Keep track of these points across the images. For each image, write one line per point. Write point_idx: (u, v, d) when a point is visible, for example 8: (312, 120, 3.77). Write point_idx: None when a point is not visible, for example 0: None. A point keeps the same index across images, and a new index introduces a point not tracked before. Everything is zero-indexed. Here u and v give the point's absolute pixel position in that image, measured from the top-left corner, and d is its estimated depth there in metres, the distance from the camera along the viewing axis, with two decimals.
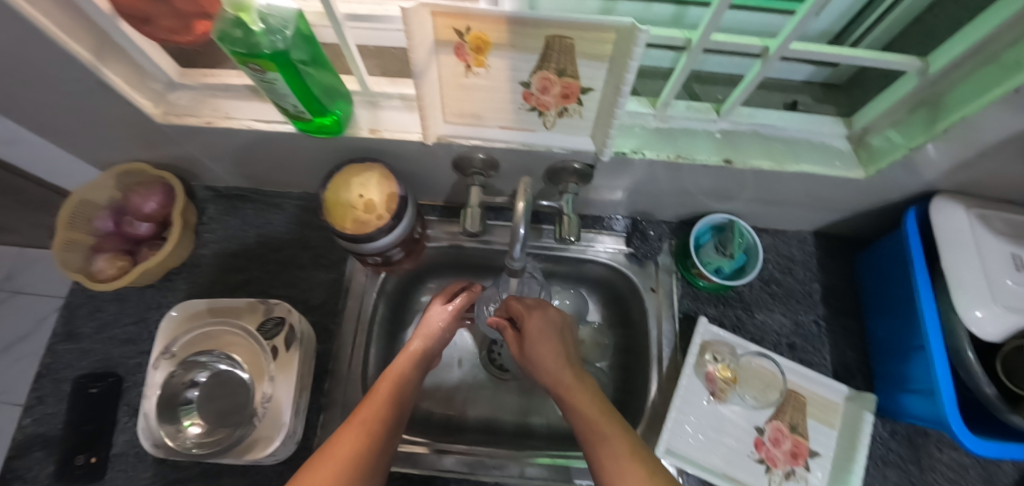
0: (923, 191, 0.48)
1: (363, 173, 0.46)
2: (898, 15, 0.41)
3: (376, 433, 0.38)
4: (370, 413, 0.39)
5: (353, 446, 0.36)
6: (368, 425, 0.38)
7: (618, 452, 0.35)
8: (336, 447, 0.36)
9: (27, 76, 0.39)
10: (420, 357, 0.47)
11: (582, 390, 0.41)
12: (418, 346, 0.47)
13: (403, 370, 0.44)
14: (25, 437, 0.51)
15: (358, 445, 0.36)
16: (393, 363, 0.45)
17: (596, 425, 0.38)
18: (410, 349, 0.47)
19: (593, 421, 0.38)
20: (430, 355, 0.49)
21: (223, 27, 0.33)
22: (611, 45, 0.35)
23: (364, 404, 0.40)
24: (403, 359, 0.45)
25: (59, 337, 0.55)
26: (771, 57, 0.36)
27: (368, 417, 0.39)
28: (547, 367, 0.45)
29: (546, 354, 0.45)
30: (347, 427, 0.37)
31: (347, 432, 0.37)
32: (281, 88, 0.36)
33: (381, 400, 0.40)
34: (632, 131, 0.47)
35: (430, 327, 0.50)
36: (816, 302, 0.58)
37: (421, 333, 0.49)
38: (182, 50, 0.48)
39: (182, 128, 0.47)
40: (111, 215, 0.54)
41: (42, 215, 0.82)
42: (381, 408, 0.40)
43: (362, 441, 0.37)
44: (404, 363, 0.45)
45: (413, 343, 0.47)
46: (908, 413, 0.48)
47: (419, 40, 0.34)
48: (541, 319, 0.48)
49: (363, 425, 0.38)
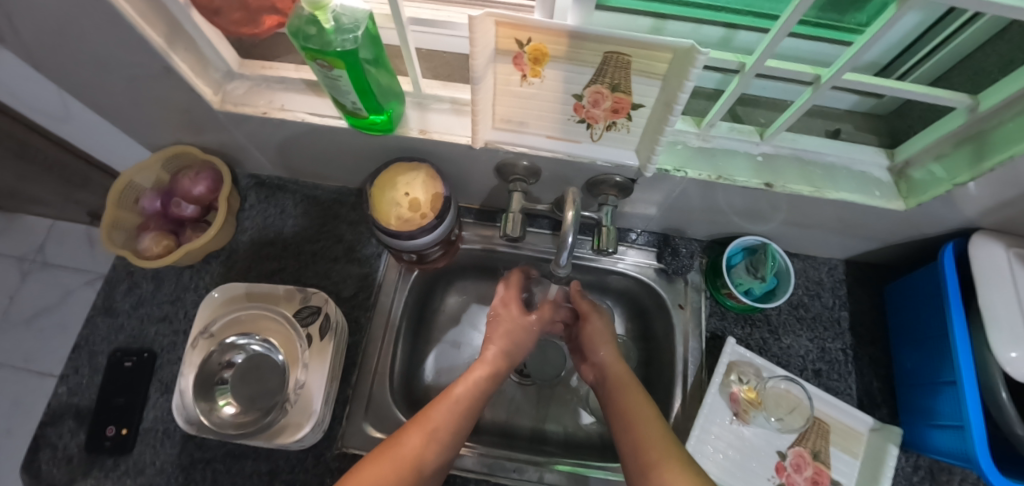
0: (962, 226, 0.48)
1: (409, 172, 0.47)
2: (950, 51, 0.41)
3: (438, 437, 0.39)
4: (440, 414, 0.41)
5: (416, 442, 0.38)
6: (432, 427, 0.40)
7: (649, 446, 0.39)
8: (404, 441, 0.38)
9: (97, 56, 0.41)
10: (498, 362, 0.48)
11: (632, 390, 0.47)
12: (494, 351, 0.49)
13: (476, 380, 0.46)
14: (58, 406, 0.52)
15: (418, 445, 0.38)
16: (471, 369, 0.47)
17: (632, 415, 0.43)
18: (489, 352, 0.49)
19: (635, 423, 0.42)
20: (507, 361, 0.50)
21: (297, 24, 0.34)
22: (665, 64, 0.35)
23: (435, 404, 0.42)
24: (479, 367, 0.47)
25: (97, 310, 0.57)
26: (822, 85, 0.36)
27: (439, 416, 0.41)
28: (604, 348, 0.53)
29: (598, 336, 0.54)
30: (417, 423, 0.40)
31: (414, 430, 0.39)
32: (343, 84, 0.37)
33: (453, 403, 0.43)
34: (673, 149, 0.47)
35: (508, 327, 0.52)
36: (844, 330, 0.58)
37: (501, 335, 0.51)
38: (242, 41, 0.50)
39: (236, 117, 0.49)
40: (158, 196, 0.56)
41: (82, 191, 0.84)
42: (453, 411, 0.42)
43: (426, 439, 0.39)
44: (482, 370, 0.47)
45: (489, 350, 0.49)
46: (935, 449, 0.47)
47: (480, 48, 0.35)
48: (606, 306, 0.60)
49: (430, 425, 0.40)
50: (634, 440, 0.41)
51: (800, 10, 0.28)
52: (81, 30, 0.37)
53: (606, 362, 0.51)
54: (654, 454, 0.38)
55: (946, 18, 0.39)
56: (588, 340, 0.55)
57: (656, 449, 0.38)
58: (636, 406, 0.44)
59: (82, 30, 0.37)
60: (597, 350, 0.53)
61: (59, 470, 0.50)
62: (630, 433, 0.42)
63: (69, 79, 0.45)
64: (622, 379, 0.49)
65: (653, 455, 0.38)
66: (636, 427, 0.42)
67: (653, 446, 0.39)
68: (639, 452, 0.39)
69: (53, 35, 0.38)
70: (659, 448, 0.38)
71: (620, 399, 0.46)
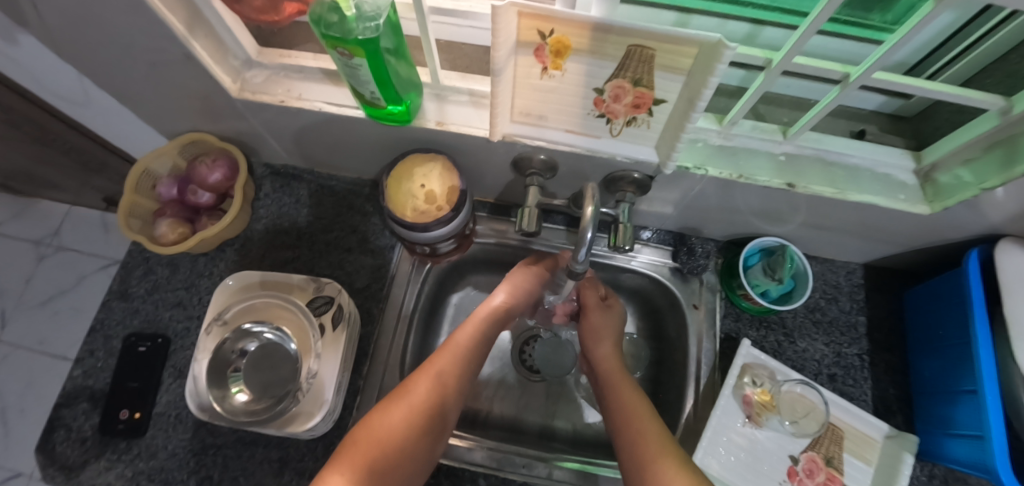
0: (988, 232, 0.47)
1: (426, 163, 0.47)
2: (982, 51, 0.40)
3: (445, 381, 0.44)
4: (441, 360, 0.45)
5: (426, 385, 0.42)
6: (438, 372, 0.44)
7: (648, 444, 0.40)
8: (412, 387, 0.42)
9: (118, 41, 0.41)
10: (499, 313, 0.52)
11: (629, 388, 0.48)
12: (493, 308, 0.52)
13: (476, 328, 0.50)
14: (74, 388, 0.53)
15: (429, 387, 0.42)
16: (469, 320, 0.51)
17: (631, 416, 0.44)
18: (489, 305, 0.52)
19: (634, 417, 0.43)
20: (502, 318, 0.53)
21: (319, 11, 0.34)
22: (690, 59, 0.35)
23: (437, 354, 0.46)
24: (474, 321, 0.50)
25: (113, 294, 0.57)
26: (850, 84, 0.35)
27: (442, 363, 0.45)
28: (606, 341, 0.54)
29: (604, 330, 0.55)
30: (421, 372, 0.44)
31: (421, 377, 0.43)
32: (363, 73, 0.36)
33: (454, 353, 0.46)
34: (694, 147, 0.47)
35: (512, 284, 0.54)
36: (860, 335, 0.57)
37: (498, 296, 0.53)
38: (261, 30, 0.50)
39: (253, 105, 0.49)
40: (174, 183, 0.57)
41: (97, 177, 0.85)
42: (454, 357, 0.46)
43: (433, 384, 0.43)
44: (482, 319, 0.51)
45: (484, 306, 0.52)
46: (951, 458, 0.47)
47: (503, 38, 0.34)
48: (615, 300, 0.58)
49: (434, 370, 0.44)
50: (633, 436, 0.41)
51: (831, 8, 0.27)
52: (104, 16, 0.37)
53: (602, 357, 0.53)
54: (651, 453, 0.39)
55: (980, 17, 0.38)
56: (589, 333, 0.55)
57: (654, 449, 0.39)
58: (637, 408, 0.44)
59: (104, 15, 0.37)
60: (597, 343, 0.54)
61: (73, 451, 0.50)
62: (632, 434, 0.42)
63: (90, 64, 0.46)
64: (618, 377, 0.50)
65: (651, 454, 0.39)
66: (636, 426, 0.42)
67: (651, 444, 0.40)
68: (639, 451, 0.40)
69: (75, 20, 0.38)
70: (658, 447, 0.39)
71: (625, 400, 0.46)
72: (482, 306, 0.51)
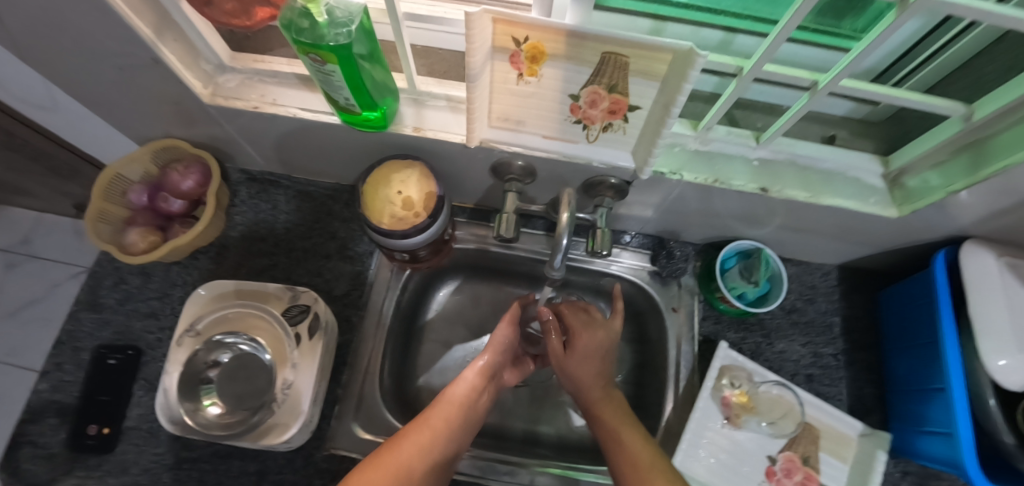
0: (955, 234, 0.48)
1: (403, 170, 0.47)
2: (944, 61, 0.41)
3: (438, 443, 0.42)
4: (438, 416, 0.43)
5: (417, 445, 0.40)
6: (436, 429, 0.42)
7: (639, 460, 0.43)
8: (401, 448, 0.40)
9: (82, 47, 0.40)
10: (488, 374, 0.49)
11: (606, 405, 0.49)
12: (485, 362, 0.49)
13: (469, 386, 0.47)
14: (39, 402, 0.51)
15: (418, 451, 0.40)
16: (461, 374, 0.48)
17: (615, 426, 0.46)
18: (478, 364, 0.49)
19: (614, 428, 0.46)
20: (497, 368, 0.51)
21: (289, 16, 0.33)
22: (664, 66, 0.35)
23: (431, 412, 0.44)
24: (471, 373, 0.48)
25: (82, 305, 0.56)
26: (819, 91, 0.36)
27: (438, 419, 0.43)
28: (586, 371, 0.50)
29: (584, 370, 0.50)
30: (414, 430, 0.42)
31: (415, 433, 0.41)
32: (336, 80, 0.36)
33: (449, 410, 0.44)
34: (671, 152, 0.47)
35: (495, 340, 0.50)
36: (836, 336, 0.58)
37: (489, 347, 0.50)
38: (234, 33, 0.49)
39: (227, 111, 0.48)
40: (145, 189, 0.56)
41: (68, 183, 0.82)
42: (449, 415, 0.44)
43: (426, 441, 0.41)
44: (473, 378, 0.47)
45: (478, 360, 0.49)
46: (922, 455, 0.48)
47: (477, 45, 0.34)
48: (592, 339, 0.51)
49: (428, 430, 0.42)
50: (620, 446, 0.44)
51: (799, 15, 0.28)
52: (64, 21, 0.35)
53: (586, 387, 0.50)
54: (642, 467, 0.42)
55: (943, 27, 0.39)
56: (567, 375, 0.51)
57: (645, 461, 0.42)
58: (619, 419, 0.47)
59: (65, 20, 0.35)
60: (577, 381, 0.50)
61: (39, 469, 0.49)
62: (618, 444, 0.45)
63: (53, 69, 0.44)
64: (596, 388, 0.50)
65: (640, 464, 0.42)
66: (622, 437, 0.45)
67: (643, 453, 0.43)
68: (629, 458, 0.43)
69: (34, 25, 0.36)
70: (646, 458, 0.43)
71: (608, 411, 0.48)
72: (480, 359, 0.48)
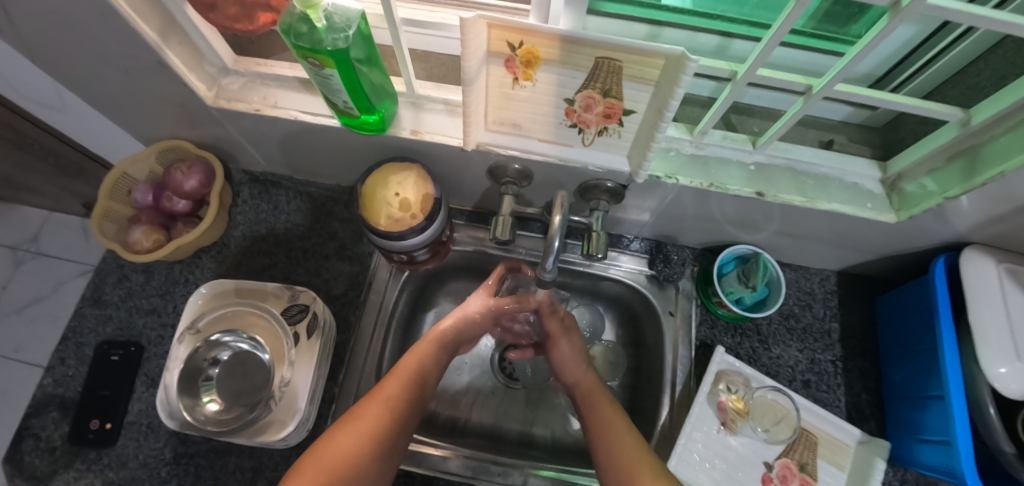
0: (954, 240, 0.47)
1: (401, 172, 0.48)
2: (941, 67, 0.41)
3: (399, 407, 0.43)
4: (395, 387, 0.44)
5: (377, 414, 0.41)
6: (394, 399, 0.43)
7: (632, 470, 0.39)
8: (363, 416, 0.41)
9: (90, 49, 0.41)
10: (447, 338, 0.51)
11: (606, 402, 0.47)
12: (447, 327, 0.51)
13: (423, 354, 0.48)
14: (43, 397, 0.52)
15: (381, 417, 0.41)
16: (419, 343, 0.50)
17: (610, 429, 0.44)
18: (438, 329, 0.51)
19: (609, 425, 0.44)
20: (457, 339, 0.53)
21: (289, 21, 0.34)
22: (657, 71, 0.35)
23: (387, 380, 0.44)
24: (427, 343, 0.49)
25: (86, 302, 0.57)
26: (813, 96, 0.36)
27: (393, 387, 0.44)
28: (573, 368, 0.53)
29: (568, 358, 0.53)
30: (372, 399, 0.42)
31: (375, 403, 0.42)
32: (335, 83, 0.37)
33: (405, 376, 0.45)
34: (667, 155, 0.47)
35: (465, 308, 0.52)
36: (834, 342, 0.58)
37: (454, 314, 0.52)
38: (238, 37, 0.50)
39: (229, 112, 0.49)
40: (150, 188, 0.57)
41: (76, 182, 0.84)
42: (407, 383, 0.45)
43: (383, 411, 0.42)
44: (430, 344, 0.50)
45: (442, 323, 0.51)
46: (920, 464, 0.47)
47: (473, 49, 0.35)
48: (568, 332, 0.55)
49: (386, 397, 0.43)
50: (610, 448, 0.42)
51: (791, 19, 0.28)
52: (73, 23, 0.37)
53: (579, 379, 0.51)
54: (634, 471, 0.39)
55: (941, 30, 0.38)
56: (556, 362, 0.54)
57: (634, 465, 0.40)
58: (616, 421, 0.44)
59: (75, 23, 0.36)
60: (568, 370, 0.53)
61: (41, 462, 0.49)
62: (608, 445, 0.43)
63: (63, 71, 0.45)
64: (596, 393, 0.49)
65: (632, 472, 0.39)
66: (614, 426, 0.44)
67: (630, 458, 0.41)
68: (616, 463, 0.41)
69: (45, 28, 0.38)
70: (638, 465, 0.40)
71: (600, 416, 0.46)
72: (438, 325, 0.50)
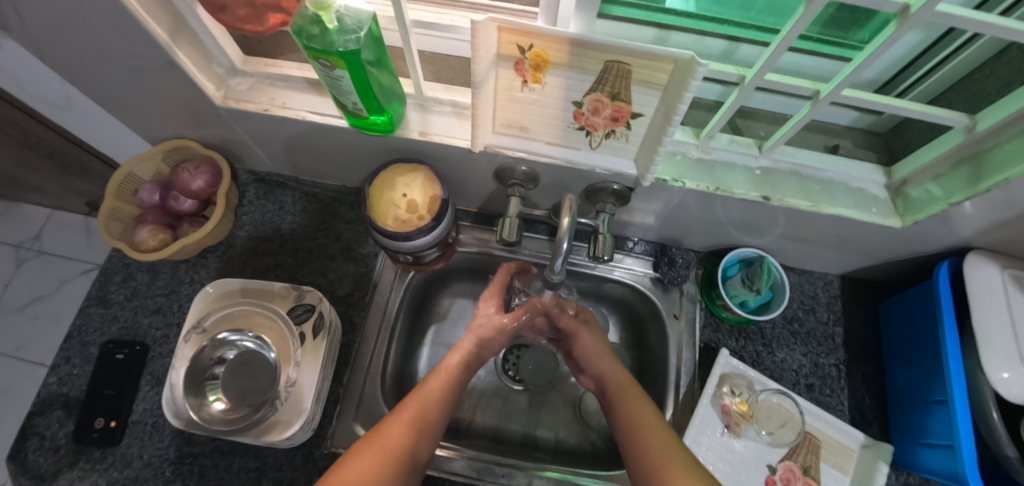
0: (957, 245, 0.48)
1: (408, 174, 0.48)
2: (946, 73, 0.42)
3: (420, 427, 0.41)
4: (417, 405, 0.42)
5: (398, 433, 0.39)
6: (410, 415, 0.41)
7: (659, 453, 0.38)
8: (383, 435, 0.39)
9: (99, 49, 0.41)
10: (470, 359, 0.48)
11: (634, 395, 0.45)
12: (469, 344, 0.49)
13: (449, 373, 0.46)
14: (46, 396, 0.52)
15: (403, 436, 0.39)
16: (444, 360, 0.48)
17: (635, 425, 0.42)
18: (460, 347, 0.49)
19: (634, 418, 0.43)
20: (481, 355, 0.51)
21: (301, 23, 0.34)
22: (666, 75, 0.35)
23: (410, 399, 0.42)
24: (454, 359, 0.47)
25: (92, 300, 0.57)
26: (820, 100, 0.36)
27: (415, 405, 0.42)
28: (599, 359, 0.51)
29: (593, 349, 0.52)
30: (395, 417, 0.40)
31: (393, 423, 0.40)
32: (345, 85, 0.37)
33: (429, 396, 0.43)
34: (673, 159, 0.48)
35: (482, 323, 0.51)
36: (837, 346, 0.58)
37: (472, 331, 0.50)
38: (245, 38, 0.51)
39: (237, 113, 0.49)
40: (156, 188, 0.57)
41: (80, 180, 0.83)
42: (432, 403, 0.43)
43: (404, 430, 0.39)
44: (454, 363, 0.47)
45: (463, 343, 0.49)
46: (924, 468, 0.47)
47: (483, 52, 0.35)
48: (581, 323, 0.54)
49: (408, 416, 0.41)
50: (640, 445, 0.40)
51: (800, 24, 0.28)
52: (83, 22, 0.37)
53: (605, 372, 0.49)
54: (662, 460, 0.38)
55: (947, 37, 0.39)
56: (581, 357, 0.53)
57: (664, 456, 0.38)
58: (641, 416, 0.43)
59: (85, 22, 0.37)
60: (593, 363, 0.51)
61: (46, 461, 0.49)
62: (632, 440, 0.41)
63: (71, 70, 0.46)
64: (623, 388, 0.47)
65: (663, 462, 0.38)
66: (627, 410, 0.44)
67: (659, 451, 0.39)
68: (646, 457, 0.39)
69: (55, 27, 0.38)
70: (669, 455, 0.38)
71: (628, 413, 0.44)
72: (460, 346, 0.48)
